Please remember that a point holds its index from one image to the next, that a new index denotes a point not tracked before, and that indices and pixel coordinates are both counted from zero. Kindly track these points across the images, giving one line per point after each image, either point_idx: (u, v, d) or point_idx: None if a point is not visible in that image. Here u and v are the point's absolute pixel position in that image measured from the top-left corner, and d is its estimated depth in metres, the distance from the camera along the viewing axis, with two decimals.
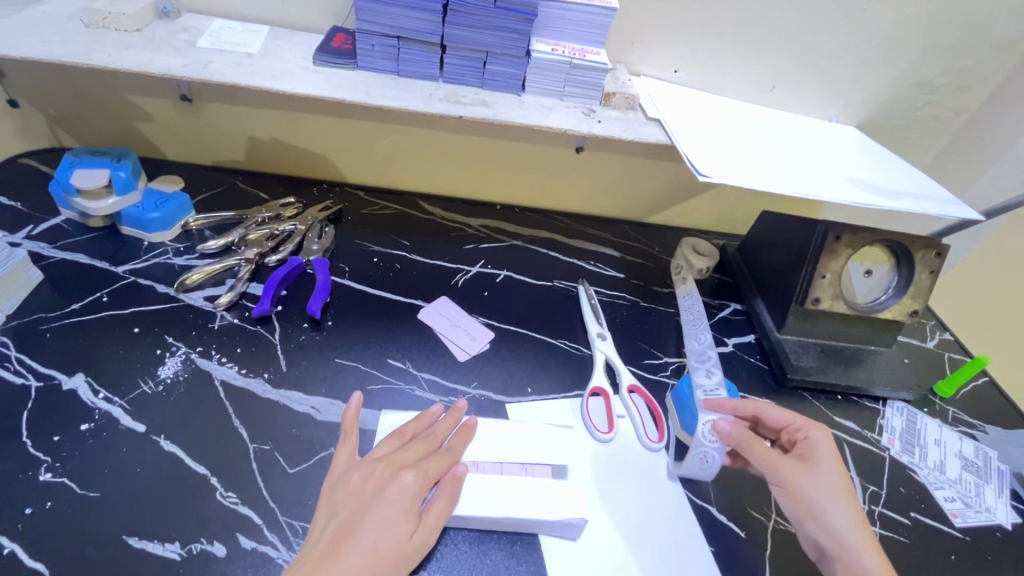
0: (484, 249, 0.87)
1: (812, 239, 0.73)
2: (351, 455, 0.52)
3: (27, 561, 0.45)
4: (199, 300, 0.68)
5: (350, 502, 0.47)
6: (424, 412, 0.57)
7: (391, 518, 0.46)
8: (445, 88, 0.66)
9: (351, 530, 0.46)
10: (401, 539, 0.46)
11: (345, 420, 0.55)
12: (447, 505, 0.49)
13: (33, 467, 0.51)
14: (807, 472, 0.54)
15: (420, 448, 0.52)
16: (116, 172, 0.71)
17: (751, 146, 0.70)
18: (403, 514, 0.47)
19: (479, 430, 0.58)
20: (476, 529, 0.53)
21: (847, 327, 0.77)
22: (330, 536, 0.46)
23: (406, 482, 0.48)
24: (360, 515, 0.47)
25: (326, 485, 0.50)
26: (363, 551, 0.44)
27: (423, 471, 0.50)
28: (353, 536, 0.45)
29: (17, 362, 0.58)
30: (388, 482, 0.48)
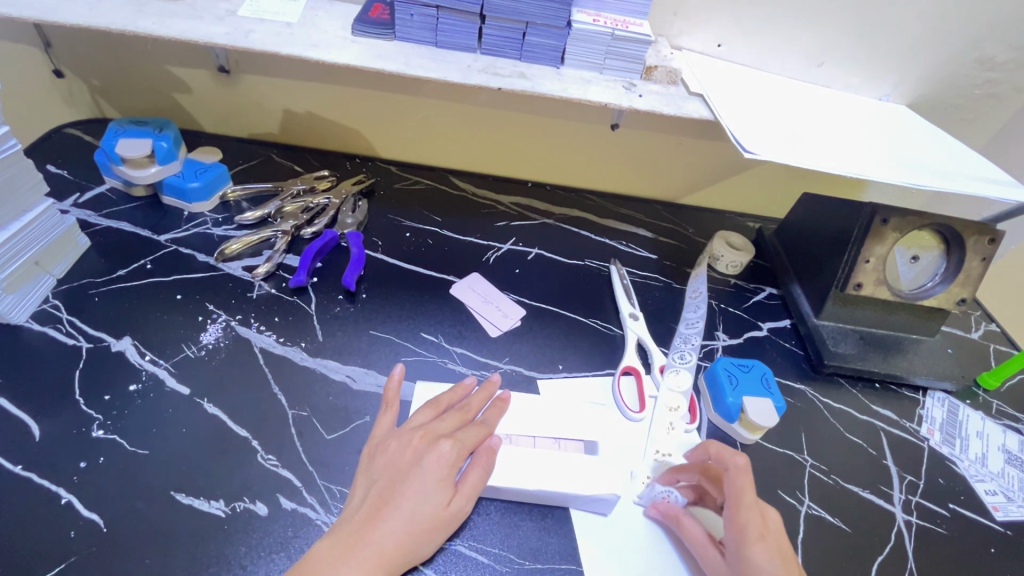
0: (515, 226, 0.86)
1: (857, 222, 0.71)
2: (391, 423, 0.53)
3: (83, 511, 0.48)
4: (237, 270, 0.69)
5: (388, 469, 0.49)
6: (458, 385, 0.58)
7: (428, 487, 0.47)
8: (484, 60, 0.65)
9: (389, 498, 0.47)
10: (438, 506, 0.47)
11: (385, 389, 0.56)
12: (483, 474, 0.50)
13: (86, 424, 0.53)
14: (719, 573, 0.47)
15: (456, 417, 0.53)
16: (159, 141, 0.72)
17: (797, 123, 0.68)
18: (439, 485, 0.48)
19: (511, 404, 0.58)
20: (508, 500, 0.54)
21: (888, 314, 0.75)
22: (368, 502, 0.47)
23: (440, 455, 0.49)
24: (399, 482, 0.48)
25: (366, 452, 0.51)
26: (400, 519, 0.45)
27: (458, 444, 0.50)
28: (390, 503, 0.46)
29: (68, 323, 0.60)
30: (424, 453, 0.49)
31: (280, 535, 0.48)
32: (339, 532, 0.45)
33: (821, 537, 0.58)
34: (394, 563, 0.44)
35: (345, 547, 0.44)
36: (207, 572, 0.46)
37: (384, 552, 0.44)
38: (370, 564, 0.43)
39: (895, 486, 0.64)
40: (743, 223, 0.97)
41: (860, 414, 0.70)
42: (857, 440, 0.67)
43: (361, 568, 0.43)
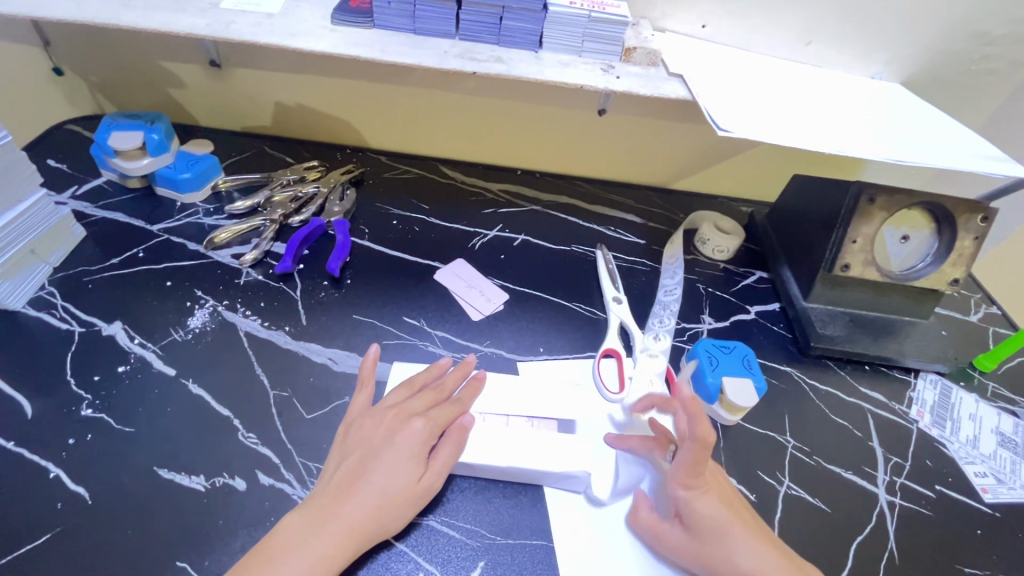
0: (503, 213, 0.86)
1: (843, 202, 0.70)
2: (367, 403, 0.54)
3: (70, 485, 0.50)
4: (226, 257, 0.71)
5: (361, 446, 0.50)
6: (433, 365, 0.58)
7: (400, 463, 0.48)
8: (461, 46, 0.66)
9: (360, 473, 0.48)
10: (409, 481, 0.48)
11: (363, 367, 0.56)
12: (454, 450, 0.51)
13: (76, 403, 0.55)
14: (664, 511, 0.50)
15: (430, 397, 0.54)
16: (150, 133, 0.74)
17: (779, 102, 0.67)
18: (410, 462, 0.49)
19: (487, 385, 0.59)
20: (482, 478, 0.54)
21: (879, 296, 0.74)
22: (339, 478, 0.48)
23: (411, 433, 0.50)
24: (371, 459, 0.49)
25: (342, 430, 0.52)
26: (371, 494, 0.46)
27: (429, 422, 0.51)
28: (361, 477, 0.47)
29: (63, 309, 0.63)
30: (396, 430, 0.50)
31: (257, 509, 0.50)
32: (310, 506, 0.46)
33: (799, 516, 0.57)
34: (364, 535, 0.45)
35: (315, 520, 0.45)
36: (187, 543, 0.48)
37: (354, 525, 0.45)
38: (338, 537, 0.44)
39: (879, 468, 0.63)
40: (736, 208, 0.96)
41: (847, 396, 0.69)
42: (843, 422, 0.67)
43: (329, 541, 0.44)
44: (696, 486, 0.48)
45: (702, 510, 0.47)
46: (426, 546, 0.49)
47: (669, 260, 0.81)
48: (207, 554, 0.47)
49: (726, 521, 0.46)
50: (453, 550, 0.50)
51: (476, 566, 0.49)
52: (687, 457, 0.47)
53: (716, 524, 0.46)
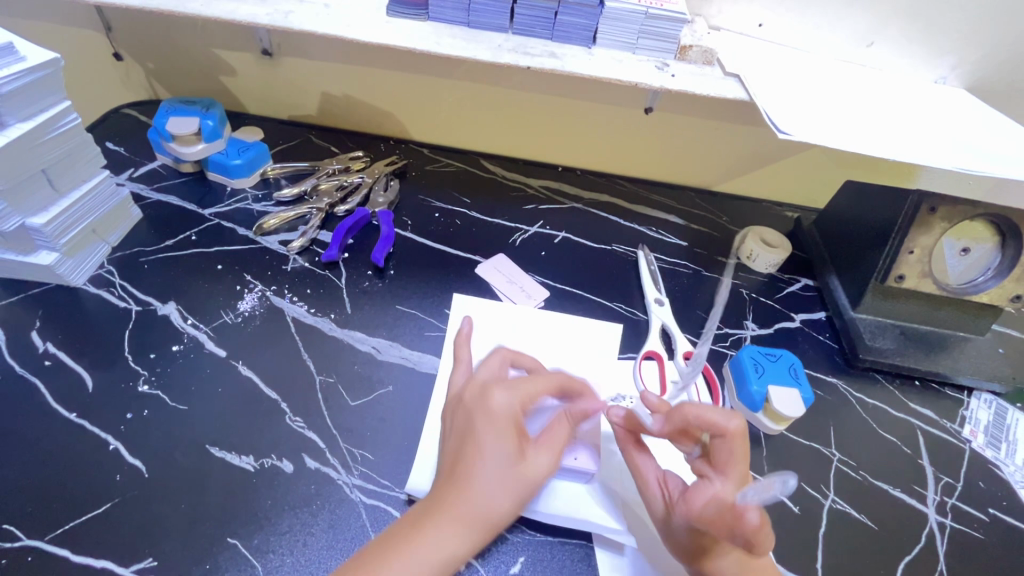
0: (543, 209, 0.86)
1: (901, 211, 0.67)
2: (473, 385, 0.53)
3: (127, 458, 0.51)
4: (274, 244, 0.73)
5: (473, 435, 0.48)
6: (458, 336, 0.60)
7: (508, 458, 0.47)
8: (515, 40, 0.65)
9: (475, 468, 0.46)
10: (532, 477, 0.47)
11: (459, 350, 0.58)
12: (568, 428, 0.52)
13: (133, 379, 0.57)
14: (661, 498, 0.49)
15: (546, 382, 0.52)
16: (205, 120, 0.76)
17: (839, 106, 0.65)
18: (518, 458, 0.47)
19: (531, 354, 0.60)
20: None
21: (932, 310, 0.71)
22: (456, 477, 0.46)
23: (499, 399, 0.49)
24: (482, 450, 0.47)
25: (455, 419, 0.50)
26: (490, 491, 0.46)
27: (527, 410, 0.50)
28: (475, 474, 0.46)
29: (121, 288, 0.65)
30: (507, 425, 0.48)
31: (303, 491, 0.51)
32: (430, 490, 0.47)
33: (845, 532, 0.56)
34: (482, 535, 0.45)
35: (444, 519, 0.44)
36: (237, 520, 0.49)
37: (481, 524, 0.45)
38: (474, 531, 0.44)
39: (929, 487, 0.61)
40: (781, 212, 0.94)
41: (895, 411, 0.67)
42: (891, 437, 0.65)
43: (463, 538, 0.44)
44: (719, 484, 0.44)
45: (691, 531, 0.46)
46: None
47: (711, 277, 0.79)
48: (256, 533, 0.48)
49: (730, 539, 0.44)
50: (495, 545, 0.50)
51: (516, 561, 0.49)
52: (729, 464, 0.44)
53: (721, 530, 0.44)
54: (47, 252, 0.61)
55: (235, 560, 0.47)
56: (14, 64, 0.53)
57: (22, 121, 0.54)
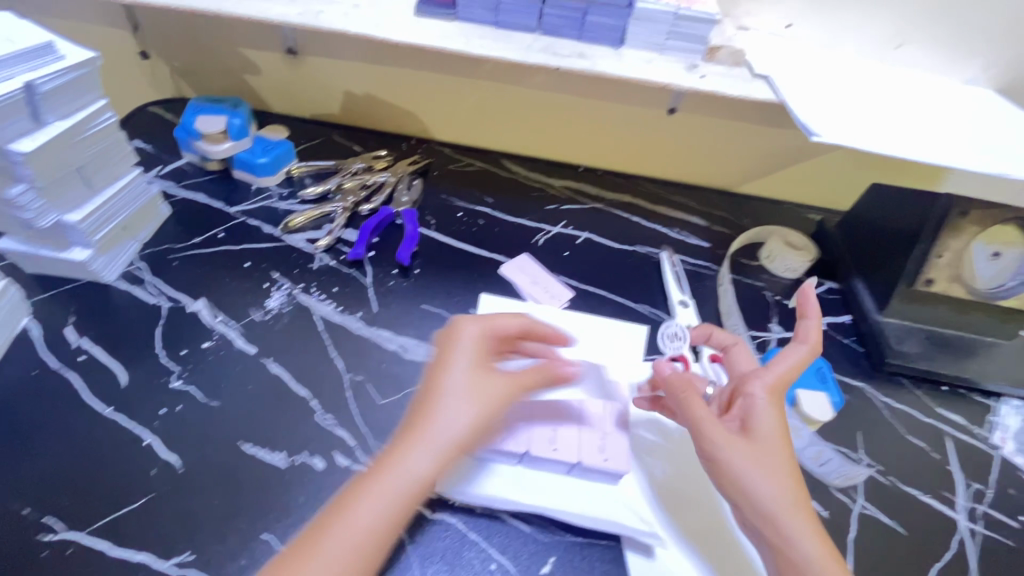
0: (565, 210, 0.86)
1: (931, 215, 0.67)
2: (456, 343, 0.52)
3: (162, 453, 0.52)
4: (301, 242, 0.73)
5: (441, 372, 0.48)
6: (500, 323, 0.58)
7: (469, 389, 0.47)
8: (543, 41, 0.65)
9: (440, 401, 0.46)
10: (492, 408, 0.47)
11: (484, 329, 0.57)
12: (540, 377, 0.51)
13: (166, 375, 0.57)
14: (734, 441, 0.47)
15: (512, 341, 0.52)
16: (233, 119, 0.77)
17: (870, 108, 0.64)
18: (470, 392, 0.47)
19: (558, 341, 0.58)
20: (541, 470, 0.54)
21: (961, 314, 0.70)
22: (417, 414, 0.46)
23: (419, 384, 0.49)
24: (444, 383, 0.47)
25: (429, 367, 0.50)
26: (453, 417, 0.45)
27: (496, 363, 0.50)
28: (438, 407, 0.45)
29: (151, 284, 0.65)
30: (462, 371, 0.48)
31: (335, 488, 0.51)
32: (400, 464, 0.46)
33: (874, 537, 0.56)
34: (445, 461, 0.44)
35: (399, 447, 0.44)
36: (270, 516, 0.49)
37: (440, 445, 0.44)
38: (440, 453, 0.44)
39: (959, 493, 0.60)
40: (803, 214, 0.93)
41: (923, 416, 0.67)
42: (919, 442, 0.64)
43: (380, 513, 0.41)
44: (773, 397, 0.49)
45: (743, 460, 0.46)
46: (498, 538, 0.50)
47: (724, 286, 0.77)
48: (290, 529, 0.49)
49: (779, 445, 0.47)
50: (526, 547, 0.50)
51: (546, 562, 0.49)
52: (778, 379, 0.50)
53: (768, 435, 0.48)
54: (80, 248, 0.62)
55: (270, 555, 0.47)
56: (53, 62, 0.54)
57: (61, 118, 0.55)
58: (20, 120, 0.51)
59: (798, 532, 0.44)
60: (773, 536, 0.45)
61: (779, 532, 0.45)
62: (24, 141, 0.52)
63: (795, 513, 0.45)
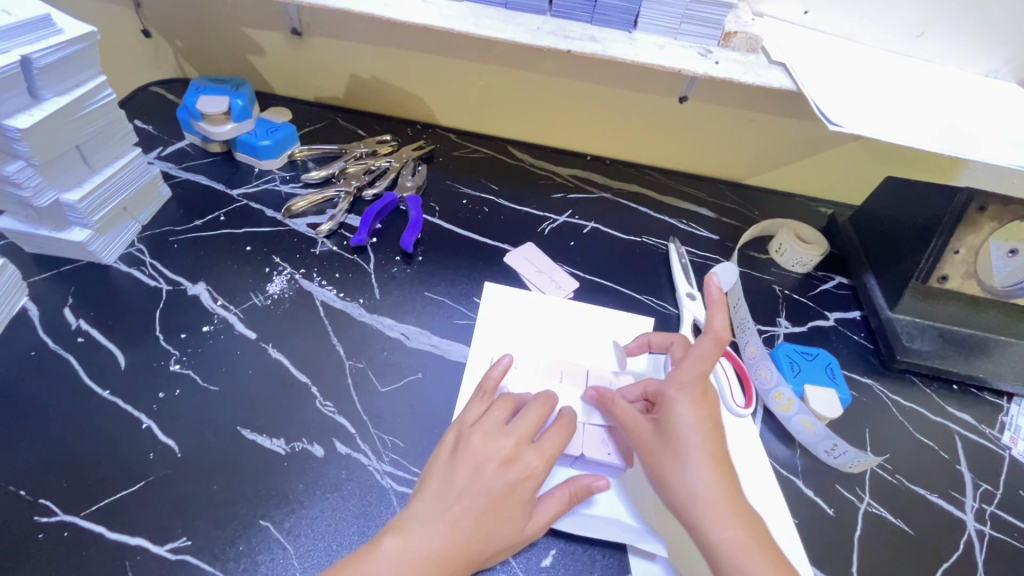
0: (572, 199, 0.85)
1: (948, 209, 0.65)
2: (482, 413, 0.51)
3: (161, 437, 0.52)
4: (303, 226, 0.72)
5: (471, 486, 0.46)
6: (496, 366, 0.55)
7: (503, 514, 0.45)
8: (554, 23, 0.64)
9: (483, 473, 0.46)
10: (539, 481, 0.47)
11: (484, 376, 0.54)
12: (559, 446, 0.50)
13: (165, 358, 0.57)
14: (659, 444, 0.48)
15: (539, 410, 0.51)
16: (235, 100, 0.75)
17: (890, 98, 0.62)
18: (509, 462, 0.47)
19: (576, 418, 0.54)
20: None
21: (973, 312, 0.69)
22: (450, 479, 0.46)
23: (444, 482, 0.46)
24: (468, 494, 0.45)
25: (451, 438, 0.49)
26: (496, 484, 0.46)
27: (527, 426, 0.50)
28: (473, 488, 0.45)
29: (151, 267, 0.65)
30: (499, 445, 0.48)
31: (334, 477, 0.51)
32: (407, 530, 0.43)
33: (880, 536, 0.55)
34: (505, 535, 0.45)
35: (439, 508, 0.45)
36: (268, 503, 0.49)
37: (485, 508, 0.45)
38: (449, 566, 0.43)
39: (967, 494, 0.59)
40: (815, 208, 0.91)
41: (933, 415, 0.66)
42: (927, 441, 0.63)
43: None
44: (691, 394, 0.48)
45: (666, 463, 0.47)
46: None
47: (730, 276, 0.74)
48: (288, 516, 0.48)
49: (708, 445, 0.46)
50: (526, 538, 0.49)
51: (548, 554, 0.49)
52: (690, 378, 0.48)
53: (688, 434, 0.47)
54: (79, 229, 0.61)
55: (268, 542, 0.47)
56: (50, 36, 0.52)
57: (58, 95, 0.54)
58: (16, 95, 0.50)
59: (726, 522, 0.44)
60: (696, 530, 0.44)
61: (700, 526, 0.44)
62: (20, 117, 0.50)
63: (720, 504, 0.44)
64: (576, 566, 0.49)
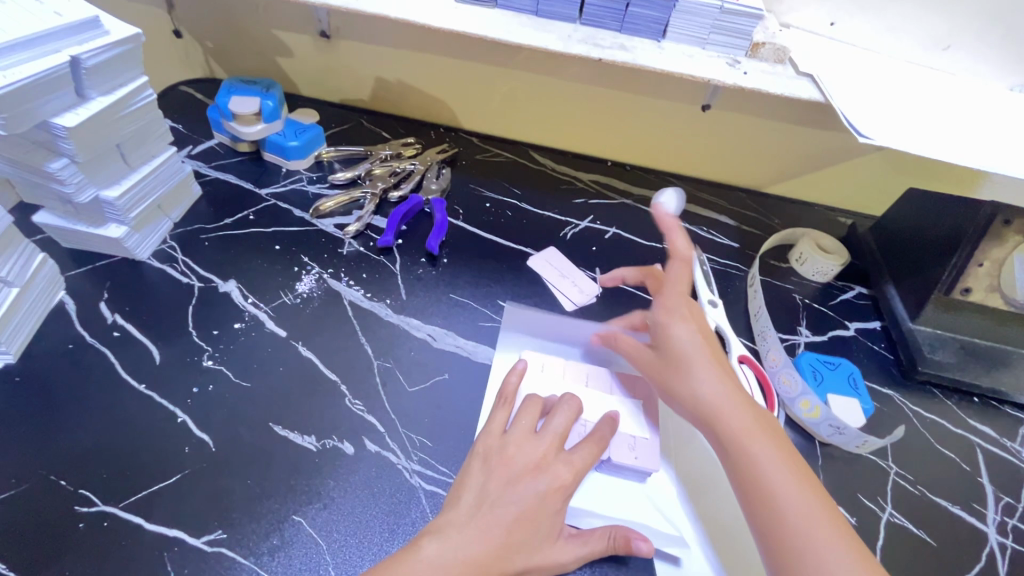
0: (594, 204, 0.85)
1: (972, 222, 0.65)
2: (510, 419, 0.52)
3: (195, 431, 0.53)
4: (330, 227, 0.73)
5: (500, 496, 0.46)
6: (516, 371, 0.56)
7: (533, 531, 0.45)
8: (584, 31, 0.64)
9: (516, 483, 0.47)
10: (567, 494, 0.48)
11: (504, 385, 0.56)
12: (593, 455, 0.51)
13: (198, 354, 0.58)
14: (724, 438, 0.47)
15: (566, 423, 0.52)
16: (266, 100, 0.77)
17: (918, 111, 0.63)
18: (539, 470, 0.48)
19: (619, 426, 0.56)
20: None
21: (995, 325, 0.69)
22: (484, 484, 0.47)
23: (482, 485, 0.47)
24: (502, 502, 0.46)
25: (483, 446, 0.50)
26: (531, 493, 0.47)
27: (556, 435, 0.51)
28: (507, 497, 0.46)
29: (183, 263, 0.66)
30: (530, 454, 0.49)
31: (364, 474, 0.52)
32: (446, 535, 0.44)
33: (902, 546, 0.55)
34: (538, 550, 0.45)
35: (477, 514, 0.45)
36: (300, 498, 0.50)
37: (519, 518, 0.45)
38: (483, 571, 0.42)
39: (989, 506, 0.59)
40: (834, 218, 0.92)
41: (954, 427, 0.66)
42: (949, 453, 0.63)
43: None
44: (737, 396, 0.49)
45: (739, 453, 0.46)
46: None
47: (751, 283, 0.75)
48: (320, 512, 0.49)
49: (735, 402, 0.49)
50: None
51: None
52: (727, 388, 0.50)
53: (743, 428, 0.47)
54: (116, 225, 0.62)
55: (301, 536, 0.48)
56: (98, 38, 0.53)
57: (102, 95, 0.55)
58: (64, 95, 0.51)
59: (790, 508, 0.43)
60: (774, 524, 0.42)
61: (778, 515, 0.42)
62: (67, 116, 0.51)
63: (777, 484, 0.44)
64: (602, 567, 0.49)
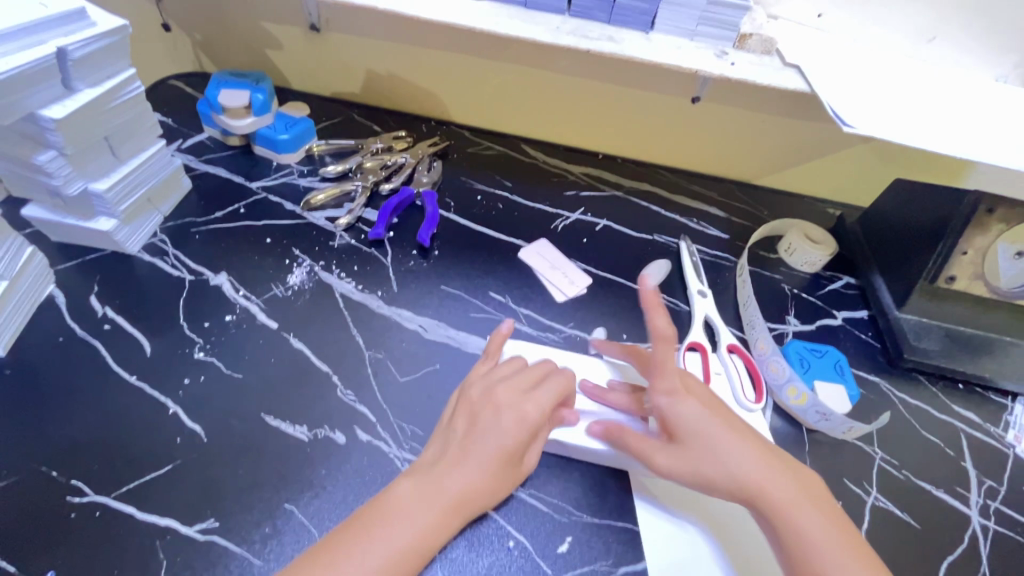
0: (585, 197, 0.86)
1: (957, 210, 0.66)
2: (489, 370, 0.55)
3: (187, 422, 0.53)
4: (321, 220, 0.73)
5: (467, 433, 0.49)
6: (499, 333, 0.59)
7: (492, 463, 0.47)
8: (573, 23, 0.64)
9: (480, 419, 0.50)
10: (532, 425, 0.50)
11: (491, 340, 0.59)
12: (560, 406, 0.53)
13: (189, 346, 0.58)
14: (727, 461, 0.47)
15: (530, 372, 0.54)
16: (256, 93, 0.76)
17: (902, 101, 0.63)
18: (502, 407, 0.50)
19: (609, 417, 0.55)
20: (555, 455, 0.55)
21: (978, 313, 0.70)
22: (456, 424, 0.50)
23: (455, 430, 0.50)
24: (469, 439, 0.48)
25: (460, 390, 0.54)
26: (499, 429, 0.49)
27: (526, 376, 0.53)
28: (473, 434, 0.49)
29: (174, 256, 0.66)
30: (494, 391, 0.51)
31: (356, 463, 0.52)
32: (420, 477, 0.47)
33: (887, 529, 0.56)
34: (493, 483, 0.47)
35: (449, 455, 0.48)
36: (292, 487, 0.50)
37: (483, 454, 0.47)
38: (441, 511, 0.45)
39: (973, 490, 0.60)
40: (822, 209, 0.93)
41: (939, 413, 0.67)
42: (933, 439, 0.64)
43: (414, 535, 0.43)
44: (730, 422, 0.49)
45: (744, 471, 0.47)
46: (516, 517, 0.51)
47: (739, 273, 0.76)
48: (312, 501, 0.49)
49: (767, 468, 0.47)
50: (540, 523, 0.51)
51: (564, 541, 0.50)
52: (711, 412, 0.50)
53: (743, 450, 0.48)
54: (105, 218, 0.62)
55: (292, 524, 0.48)
56: (84, 29, 0.53)
57: (89, 87, 0.55)
58: (50, 86, 0.51)
59: (809, 524, 0.44)
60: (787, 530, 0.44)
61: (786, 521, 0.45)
62: (54, 108, 0.51)
63: (800, 506, 0.45)
64: (592, 554, 0.50)
